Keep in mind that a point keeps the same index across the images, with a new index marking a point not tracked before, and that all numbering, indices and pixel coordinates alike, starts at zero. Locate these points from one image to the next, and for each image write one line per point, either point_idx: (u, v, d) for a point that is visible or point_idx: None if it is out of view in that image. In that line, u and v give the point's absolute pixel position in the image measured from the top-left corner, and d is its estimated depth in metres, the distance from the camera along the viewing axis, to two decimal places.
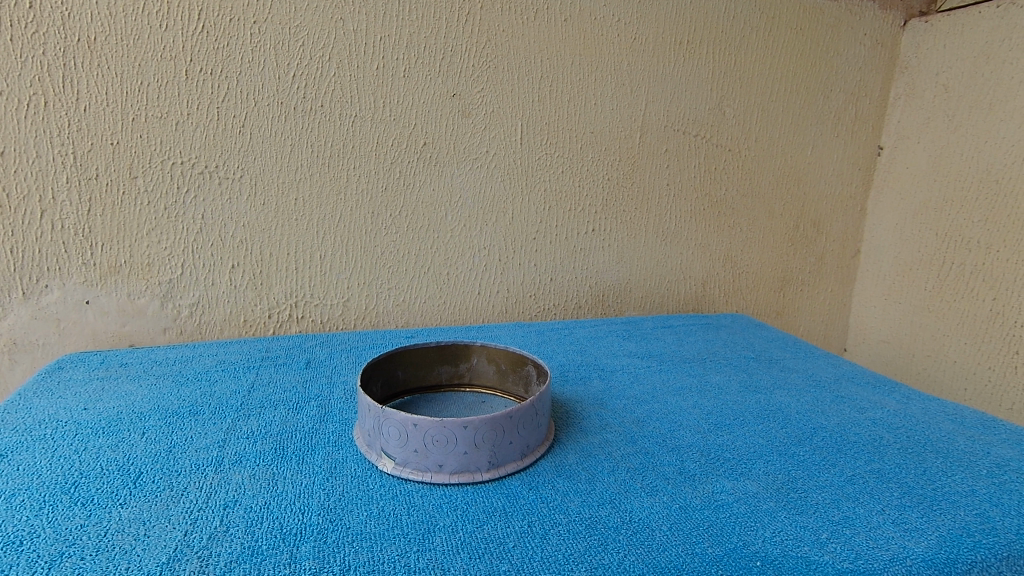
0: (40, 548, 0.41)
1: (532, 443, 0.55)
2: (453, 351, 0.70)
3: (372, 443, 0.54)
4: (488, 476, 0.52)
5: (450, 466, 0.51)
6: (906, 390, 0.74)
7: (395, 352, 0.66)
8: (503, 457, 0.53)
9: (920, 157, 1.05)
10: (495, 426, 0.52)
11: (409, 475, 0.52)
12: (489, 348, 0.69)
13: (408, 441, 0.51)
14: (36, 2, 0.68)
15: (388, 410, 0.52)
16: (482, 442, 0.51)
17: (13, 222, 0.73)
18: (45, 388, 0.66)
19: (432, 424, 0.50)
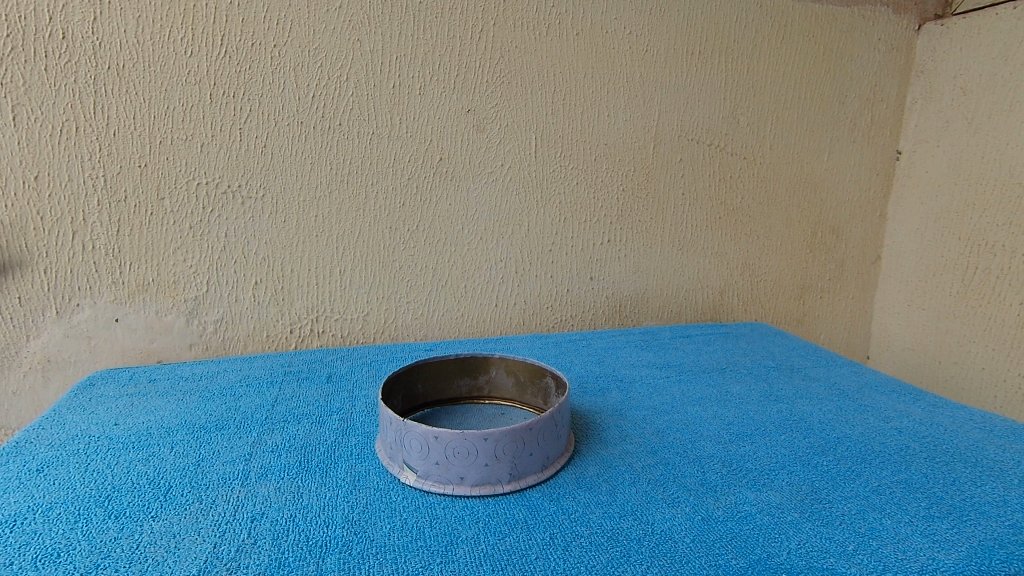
0: (76, 560, 0.43)
1: (553, 455, 0.56)
2: (472, 364, 0.71)
3: (394, 456, 0.55)
4: (509, 487, 0.52)
5: (471, 478, 0.52)
6: (932, 398, 0.73)
7: (416, 365, 0.67)
8: (524, 468, 0.53)
9: (940, 161, 1.03)
10: (515, 437, 0.52)
11: (431, 487, 0.52)
12: (507, 360, 0.70)
13: (429, 453, 0.52)
14: (68, 33, 0.71)
15: (410, 422, 0.52)
16: (502, 454, 0.52)
17: (46, 243, 0.76)
18: (77, 404, 0.68)
19: (453, 436, 0.51)
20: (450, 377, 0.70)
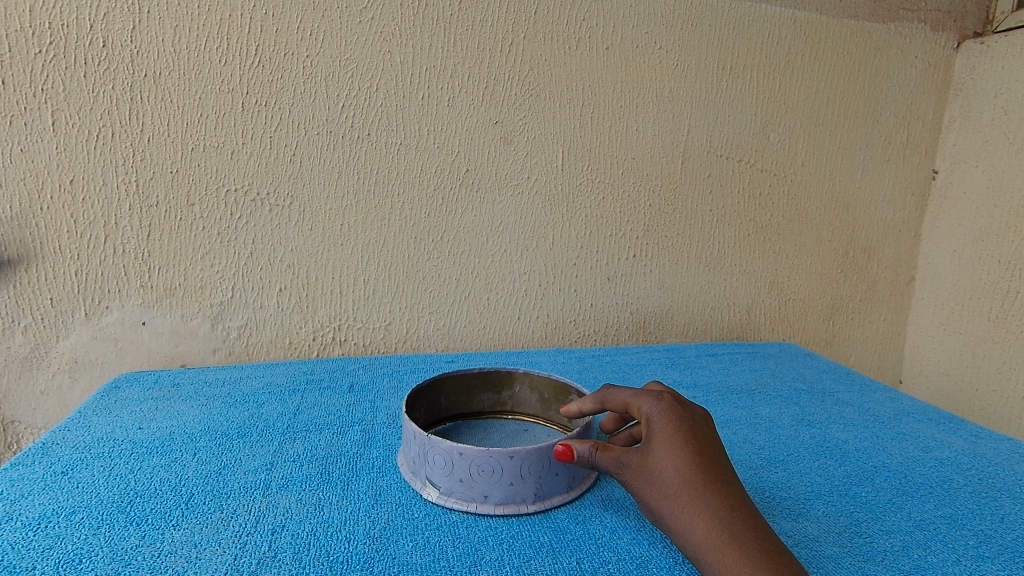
0: (97, 568, 0.42)
1: (579, 476, 0.54)
2: (496, 379, 0.69)
3: (416, 471, 0.54)
4: (534, 508, 0.51)
5: (495, 497, 0.51)
6: (973, 427, 0.70)
7: (439, 379, 0.65)
8: (549, 489, 0.52)
9: (979, 182, 1.00)
10: (542, 456, 0.51)
11: (454, 505, 0.51)
12: (532, 376, 0.68)
13: (453, 470, 0.51)
14: (109, 41, 0.72)
15: (434, 437, 0.51)
16: (528, 474, 0.51)
17: (78, 246, 0.77)
18: (102, 406, 0.69)
19: (478, 454, 0.50)
20: (474, 391, 0.68)
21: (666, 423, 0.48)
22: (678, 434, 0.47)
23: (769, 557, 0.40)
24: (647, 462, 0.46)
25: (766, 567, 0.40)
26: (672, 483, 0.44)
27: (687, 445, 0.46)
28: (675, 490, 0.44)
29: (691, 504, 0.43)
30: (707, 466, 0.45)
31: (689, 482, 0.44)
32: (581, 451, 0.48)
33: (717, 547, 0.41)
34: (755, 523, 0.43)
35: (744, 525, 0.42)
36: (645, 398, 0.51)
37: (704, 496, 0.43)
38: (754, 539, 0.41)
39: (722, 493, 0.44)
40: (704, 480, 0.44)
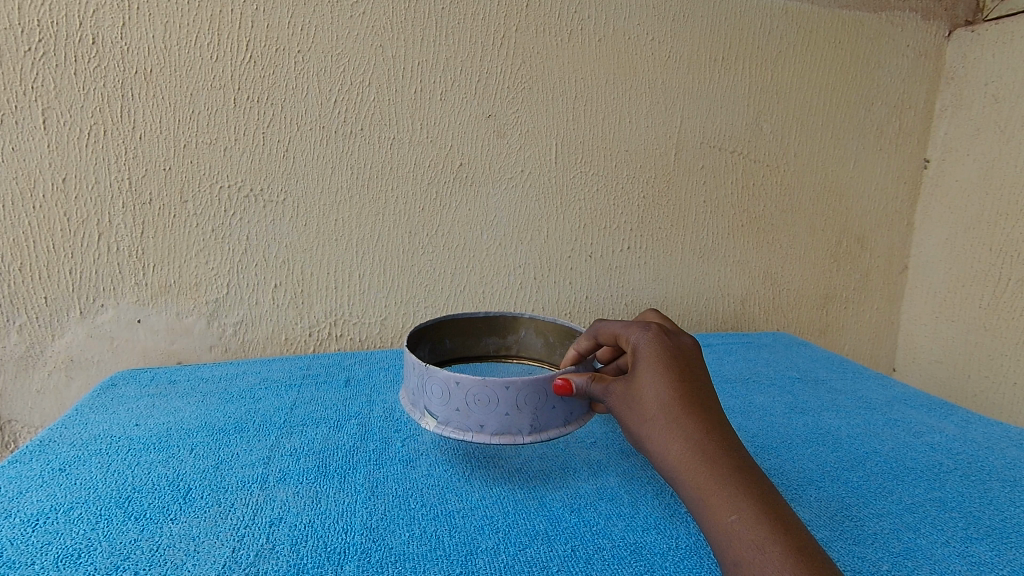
0: (97, 561, 0.43)
1: (577, 412, 0.54)
2: (501, 322, 0.70)
3: (416, 403, 0.54)
4: (529, 438, 0.51)
5: (491, 427, 0.51)
6: (965, 413, 0.71)
7: (444, 321, 0.67)
8: (545, 421, 0.52)
9: (971, 170, 1.01)
10: (538, 387, 0.51)
11: (451, 433, 0.52)
12: (537, 320, 0.69)
13: (451, 399, 0.51)
14: (98, 38, 0.72)
15: (433, 367, 0.52)
16: (523, 404, 0.51)
17: (72, 245, 0.77)
18: (99, 404, 0.69)
19: (474, 382, 0.50)
20: (479, 336, 0.70)
21: (651, 352, 0.51)
22: (662, 363, 0.50)
23: (738, 475, 0.44)
24: (631, 390, 0.49)
25: (734, 483, 0.43)
26: (652, 408, 0.48)
27: (669, 372, 0.49)
28: (653, 413, 0.48)
29: (667, 426, 0.47)
30: (687, 392, 0.48)
31: (668, 406, 0.47)
32: (579, 383, 0.52)
33: (687, 464, 0.45)
34: (729, 442, 0.46)
35: (716, 445, 0.45)
36: (634, 329, 0.53)
37: (680, 419, 0.47)
38: (725, 459, 0.44)
39: (699, 416, 0.47)
40: (683, 406, 0.47)
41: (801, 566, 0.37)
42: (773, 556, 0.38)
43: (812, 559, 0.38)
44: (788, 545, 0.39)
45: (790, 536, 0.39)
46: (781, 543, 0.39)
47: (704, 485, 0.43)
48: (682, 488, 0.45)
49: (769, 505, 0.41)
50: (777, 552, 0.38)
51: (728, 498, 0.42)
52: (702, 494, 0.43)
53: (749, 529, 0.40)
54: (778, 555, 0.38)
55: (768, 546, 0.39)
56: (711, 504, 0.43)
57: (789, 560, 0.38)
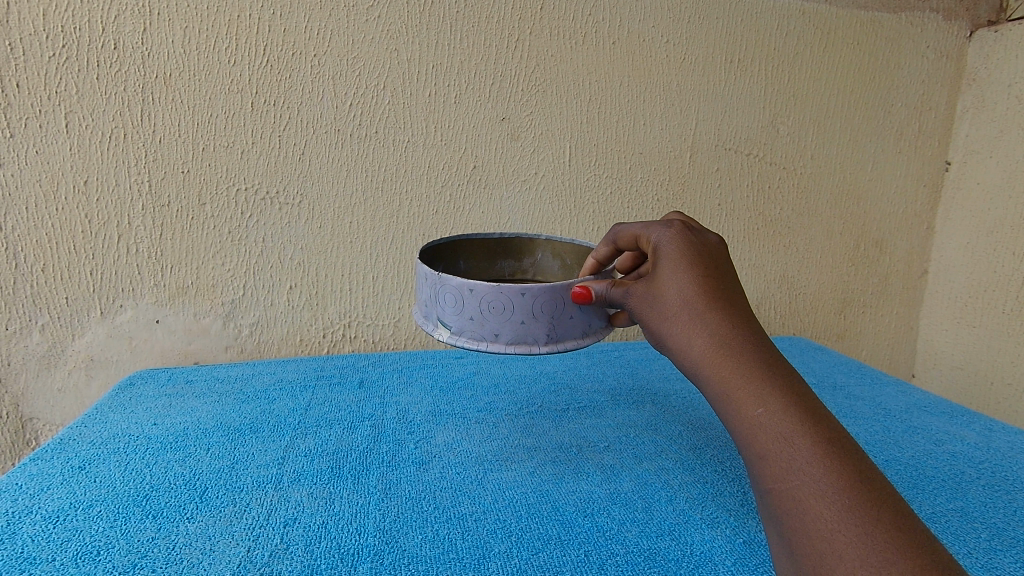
0: (115, 559, 0.44)
1: (596, 323, 0.53)
2: (516, 243, 0.65)
3: (429, 314, 0.53)
4: (545, 348, 0.51)
5: (506, 336, 0.50)
6: (988, 421, 0.70)
7: (457, 240, 0.62)
8: (562, 331, 0.51)
9: (994, 172, 0.99)
10: (555, 296, 0.49)
11: (465, 343, 0.51)
12: (554, 241, 0.63)
13: (464, 308, 0.50)
14: (120, 43, 0.73)
15: (445, 276, 0.50)
16: (540, 313, 0.49)
17: (93, 246, 0.78)
18: (118, 403, 0.70)
19: (489, 290, 0.49)
20: (492, 258, 0.65)
21: (675, 249, 0.48)
22: (686, 260, 0.47)
23: (766, 368, 0.42)
24: (652, 289, 0.47)
25: (762, 377, 0.41)
26: (675, 305, 0.46)
27: (694, 269, 0.46)
28: (676, 310, 0.45)
29: (691, 322, 0.45)
30: (712, 288, 0.46)
31: (692, 303, 0.45)
32: (598, 290, 0.50)
33: (711, 359, 0.43)
34: (757, 336, 0.44)
35: (744, 339, 0.43)
36: (655, 226, 0.50)
37: (704, 314, 0.44)
38: (753, 353, 0.42)
39: (726, 312, 0.45)
40: (708, 301, 0.45)
41: (831, 460, 0.36)
42: (801, 451, 0.37)
43: (842, 452, 0.37)
44: (818, 439, 0.38)
45: (820, 428, 0.38)
46: (810, 436, 0.38)
47: (730, 380, 0.42)
48: (706, 383, 0.43)
49: (799, 399, 0.40)
50: (806, 446, 0.37)
51: (755, 393, 0.40)
52: (727, 389, 0.42)
53: (778, 424, 0.39)
54: (807, 449, 0.37)
55: (797, 440, 0.38)
56: (736, 398, 0.41)
57: (819, 454, 0.37)
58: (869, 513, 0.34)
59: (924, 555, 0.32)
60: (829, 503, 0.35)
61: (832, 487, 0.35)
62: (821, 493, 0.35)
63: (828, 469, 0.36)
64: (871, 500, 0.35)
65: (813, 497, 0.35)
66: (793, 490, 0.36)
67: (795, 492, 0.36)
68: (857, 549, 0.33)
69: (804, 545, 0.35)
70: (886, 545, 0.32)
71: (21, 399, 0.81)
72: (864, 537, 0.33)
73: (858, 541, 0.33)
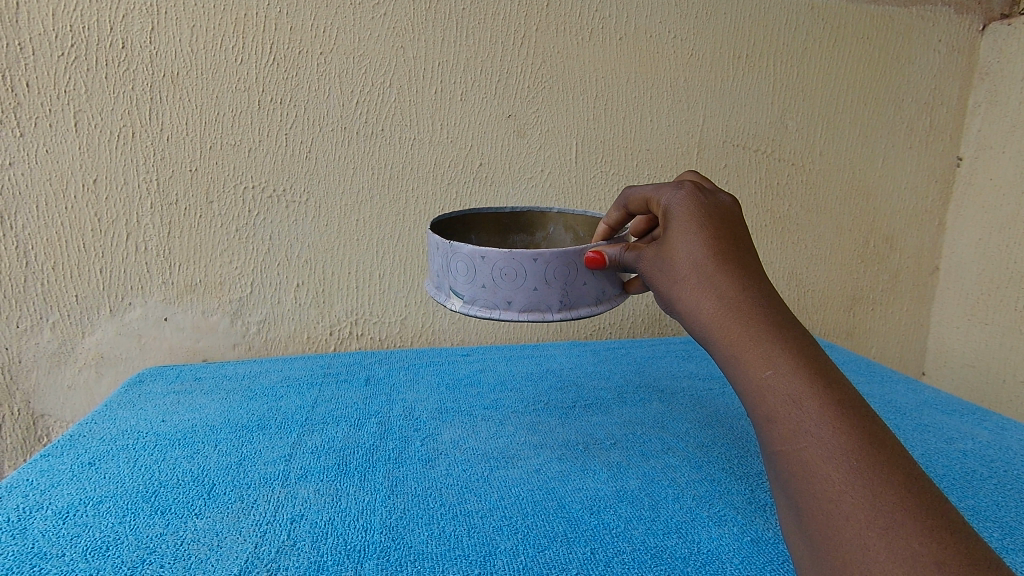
0: (124, 554, 0.44)
1: (610, 291, 0.52)
2: (527, 218, 0.63)
3: (439, 284, 0.52)
4: (559, 316, 0.50)
5: (519, 303, 0.49)
6: (999, 418, 0.69)
7: (468, 215, 0.61)
8: (576, 298, 0.50)
9: (1007, 168, 0.97)
10: (568, 262, 0.49)
11: (477, 312, 0.50)
12: (567, 215, 0.62)
13: (476, 276, 0.49)
14: (128, 42, 0.74)
15: (456, 243, 0.49)
16: (553, 279, 0.49)
17: (102, 244, 0.79)
18: (127, 400, 0.70)
19: (501, 256, 0.48)
20: (504, 234, 0.63)
21: (685, 209, 0.45)
22: (696, 220, 0.44)
23: (777, 330, 0.40)
24: (662, 252, 0.45)
25: (772, 339, 0.39)
26: (683, 267, 0.44)
27: (705, 229, 0.44)
28: (685, 273, 0.44)
29: (701, 285, 0.43)
30: (724, 249, 0.43)
31: (701, 265, 0.43)
32: (612, 254, 0.49)
33: (720, 322, 0.41)
34: (768, 297, 0.42)
35: (755, 300, 0.41)
36: (666, 188, 0.47)
37: (714, 277, 0.42)
38: (764, 315, 0.40)
39: (737, 273, 0.42)
40: (718, 262, 0.43)
41: (841, 422, 0.35)
42: (811, 413, 0.36)
43: (854, 415, 0.36)
44: (829, 401, 0.36)
45: (832, 391, 0.37)
46: (820, 399, 0.36)
47: (739, 343, 0.40)
48: (715, 346, 0.42)
49: (811, 360, 0.38)
50: (816, 409, 0.36)
51: (765, 355, 0.39)
52: (736, 353, 0.40)
53: (787, 386, 0.37)
54: (817, 413, 0.36)
55: (807, 402, 0.36)
56: (745, 361, 0.39)
57: (829, 416, 0.35)
58: (879, 475, 0.33)
59: (933, 515, 0.31)
60: (837, 464, 0.34)
61: (842, 450, 0.34)
62: (830, 456, 0.34)
63: (839, 431, 0.35)
64: (881, 461, 0.34)
65: (821, 460, 0.34)
66: (801, 453, 0.35)
67: (803, 455, 0.35)
68: (865, 511, 0.32)
69: (811, 508, 0.34)
70: (894, 506, 0.32)
71: (32, 396, 0.82)
72: (872, 498, 0.32)
73: (866, 502, 0.32)
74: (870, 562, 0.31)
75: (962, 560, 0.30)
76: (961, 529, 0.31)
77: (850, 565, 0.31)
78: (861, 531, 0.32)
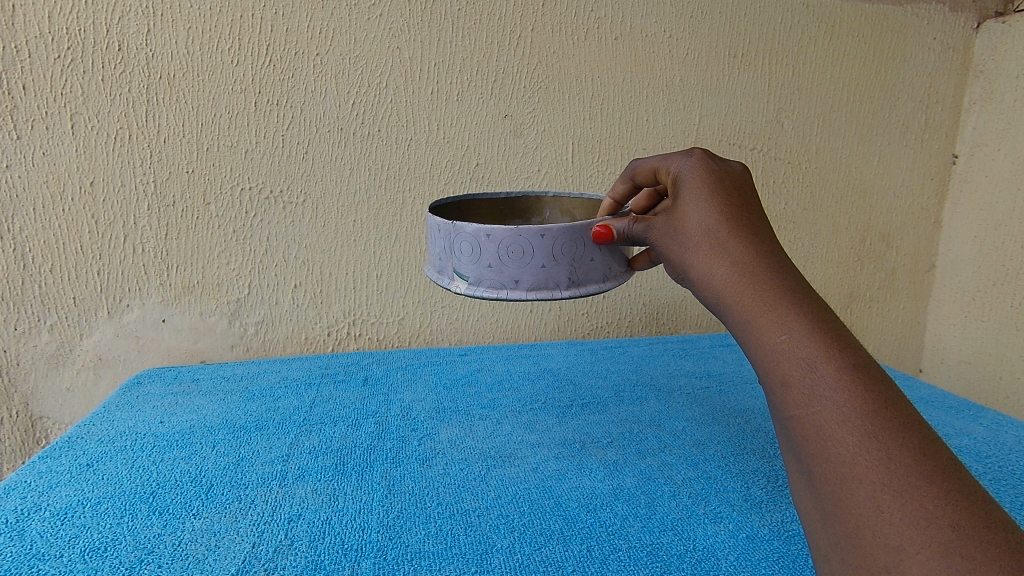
0: (121, 555, 0.44)
1: (616, 268, 0.52)
2: (523, 206, 0.63)
3: (443, 267, 0.52)
4: (568, 293, 0.50)
5: (526, 282, 0.49)
6: (996, 415, 0.69)
7: (464, 201, 0.60)
8: (584, 275, 0.50)
9: (1002, 165, 0.98)
10: (575, 238, 0.49)
11: (483, 292, 0.50)
12: (562, 200, 0.62)
13: (482, 256, 0.49)
14: (124, 44, 0.74)
15: (460, 223, 0.49)
16: (561, 255, 0.49)
17: (100, 246, 0.79)
18: (126, 401, 0.71)
19: (507, 234, 0.48)
20: (501, 220, 0.63)
21: (696, 177, 0.46)
22: (707, 187, 0.45)
23: (791, 294, 0.39)
24: (674, 221, 0.46)
25: (786, 303, 0.39)
26: (695, 234, 0.44)
27: (716, 196, 0.44)
28: (698, 240, 0.44)
29: (713, 252, 0.43)
30: (736, 216, 0.44)
31: (713, 231, 0.43)
32: (620, 228, 0.49)
33: (733, 287, 0.41)
34: (782, 264, 0.41)
35: (769, 266, 0.41)
36: (674, 157, 0.48)
37: (726, 243, 0.43)
38: (777, 279, 0.40)
39: (749, 239, 0.42)
40: (730, 228, 0.43)
41: (856, 384, 0.35)
42: (826, 376, 0.35)
43: (869, 377, 0.35)
44: (843, 363, 0.36)
45: (846, 354, 0.36)
46: (835, 361, 0.36)
47: (752, 308, 0.40)
48: (728, 313, 0.42)
49: (825, 324, 0.38)
50: (831, 371, 0.35)
51: (778, 319, 0.39)
52: (749, 317, 0.40)
53: (802, 348, 0.37)
54: (832, 374, 0.35)
55: (822, 365, 0.36)
56: (759, 326, 0.39)
57: (843, 378, 0.35)
58: (893, 437, 0.33)
59: (947, 477, 0.31)
60: (852, 427, 0.33)
61: (857, 412, 0.34)
62: (844, 417, 0.34)
63: (853, 393, 0.34)
64: (896, 424, 0.33)
65: (836, 423, 0.34)
66: (815, 416, 0.35)
67: (817, 418, 0.35)
68: (880, 474, 0.32)
69: (824, 471, 0.34)
70: (908, 469, 0.32)
71: (30, 398, 0.82)
72: (886, 460, 0.32)
73: (880, 464, 0.32)
74: (883, 525, 0.31)
75: (977, 523, 0.29)
76: (976, 492, 0.31)
77: (864, 527, 0.31)
78: (875, 493, 0.31)
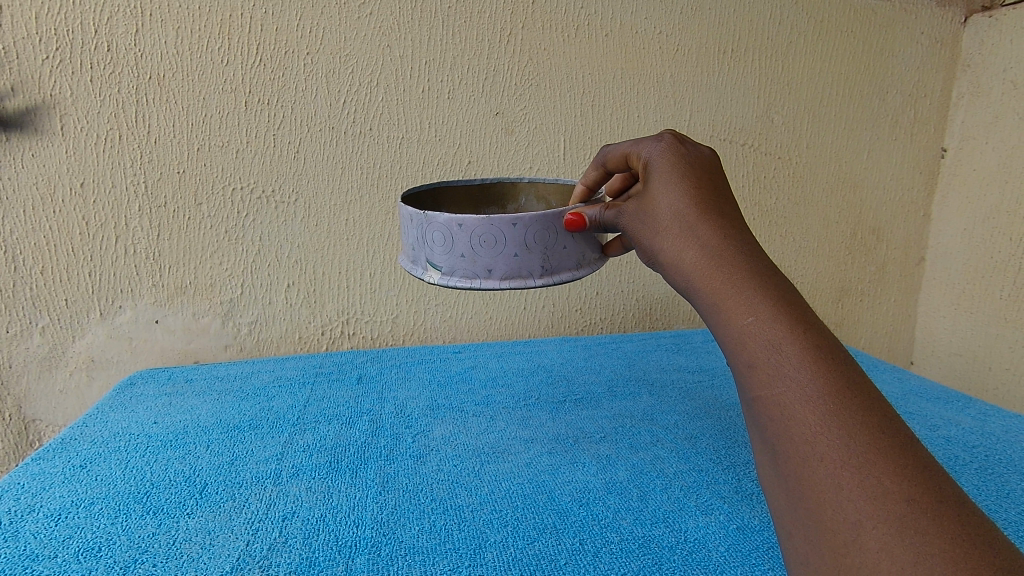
0: (115, 555, 0.44)
1: (589, 255, 0.52)
2: (499, 192, 0.63)
3: (417, 257, 0.52)
4: (541, 281, 0.50)
5: (500, 270, 0.50)
6: (983, 405, 0.70)
7: (437, 190, 0.60)
8: (557, 263, 0.50)
9: (990, 159, 0.99)
10: (548, 226, 0.49)
11: (457, 281, 0.50)
12: (537, 185, 0.63)
13: (454, 245, 0.49)
14: (113, 45, 0.74)
15: (431, 213, 0.49)
16: (533, 244, 0.49)
17: (91, 248, 0.79)
18: (119, 402, 0.70)
19: (479, 224, 0.48)
20: (477, 207, 0.63)
21: (666, 161, 0.46)
22: (677, 172, 0.45)
23: (758, 278, 0.40)
24: (644, 206, 0.46)
25: (754, 287, 0.39)
26: (665, 219, 0.44)
27: (686, 180, 0.45)
28: (667, 224, 0.44)
29: (683, 236, 0.43)
30: (706, 201, 0.44)
31: (682, 215, 0.44)
32: (592, 215, 0.49)
33: (702, 271, 0.42)
34: (751, 248, 0.42)
35: (737, 250, 0.42)
36: (646, 142, 0.48)
37: (696, 227, 0.43)
38: (745, 263, 0.41)
39: (718, 224, 0.43)
40: (699, 212, 0.43)
41: (820, 365, 0.35)
42: (790, 356, 0.36)
43: (832, 358, 0.36)
44: (808, 345, 0.36)
45: (810, 335, 0.37)
46: (800, 343, 0.36)
47: (720, 292, 0.40)
48: (698, 297, 0.42)
49: (791, 307, 0.38)
50: (796, 352, 0.36)
51: (746, 303, 0.39)
52: (717, 301, 0.40)
53: (767, 331, 0.37)
54: (797, 356, 0.36)
55: (786, 346, 0.36)
56: (727, 310, 0.40)
57: (807, 360, 0.36)
58: (856, 418, 0.33)
59: (905, 454, 0.32)
60: (815, 407, 0.34)
61: (819, 392, 0.34)
62: (807, 398, 0.34)
63: (816, 374, 0.35)
64: (858, 405, 0.34)
65: (799, 403, 0.35)
66: (781, 397, 0.35)
67: (781, 399, 0.35)
68: (841, 452, 0.32)
69: (788, 450, 0.34)
70: (869, 446, 0.32)
71: (23, 401, 0.82)
72: (847, 438, 0.33)
73: (842, 442, 0.33)
74: (843, 502, 0.31)
75: (935, 499, 0.30)
76: (931, 468, 0.32)
77: (826, 504, 0.32)
78: (836, 472, 0.32)
